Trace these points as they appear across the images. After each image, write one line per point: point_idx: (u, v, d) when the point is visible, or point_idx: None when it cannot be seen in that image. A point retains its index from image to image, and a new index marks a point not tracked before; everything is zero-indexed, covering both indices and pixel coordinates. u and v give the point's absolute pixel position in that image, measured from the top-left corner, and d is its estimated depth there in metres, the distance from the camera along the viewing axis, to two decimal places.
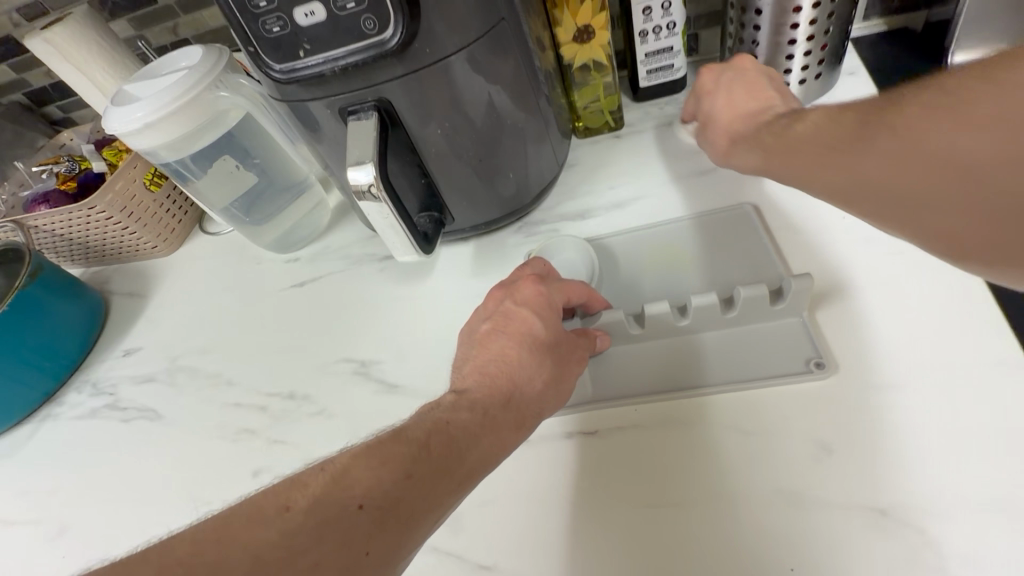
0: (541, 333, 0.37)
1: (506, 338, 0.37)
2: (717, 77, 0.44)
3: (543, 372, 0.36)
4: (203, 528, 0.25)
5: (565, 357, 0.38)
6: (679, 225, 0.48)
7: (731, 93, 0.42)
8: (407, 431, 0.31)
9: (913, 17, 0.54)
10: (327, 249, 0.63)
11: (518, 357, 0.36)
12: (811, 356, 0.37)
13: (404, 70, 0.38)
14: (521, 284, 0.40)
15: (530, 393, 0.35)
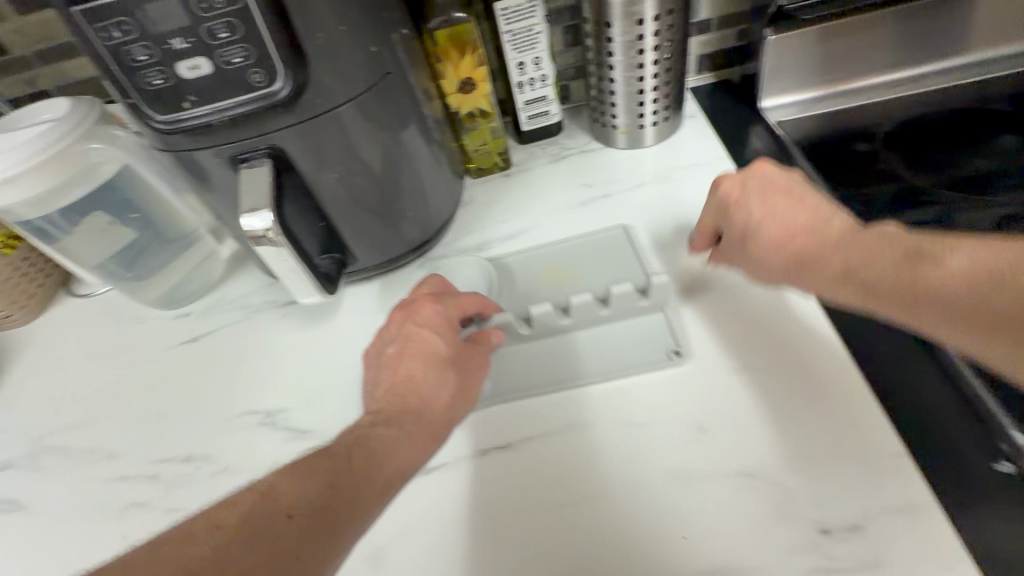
0: (439, 350, 0.38)
1: (409, 357, 0.38)
2: (743, 183, 0.42)
3: (449, 385, 0.37)
4: (131, 554, 0.26)
5: (467, 367, 0.39)
6: (569, 245, 0.53)
7: (767, 204, 0.40)
8: (329, 448, 0.32)
9: (732, 72, 0.66)
10: (223, 300, 0.60)
11: (420, 375, 0.37)
12: (675, 346, 0.43)
13: (296, 118, 0.40)
14: (416, 304, 0.41)
15: (434, 406, 0.36)
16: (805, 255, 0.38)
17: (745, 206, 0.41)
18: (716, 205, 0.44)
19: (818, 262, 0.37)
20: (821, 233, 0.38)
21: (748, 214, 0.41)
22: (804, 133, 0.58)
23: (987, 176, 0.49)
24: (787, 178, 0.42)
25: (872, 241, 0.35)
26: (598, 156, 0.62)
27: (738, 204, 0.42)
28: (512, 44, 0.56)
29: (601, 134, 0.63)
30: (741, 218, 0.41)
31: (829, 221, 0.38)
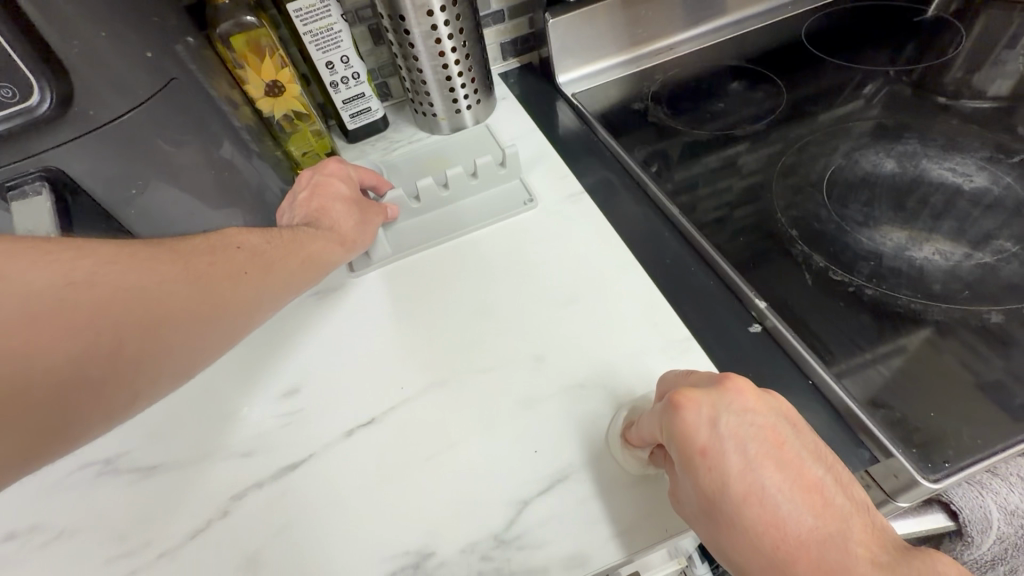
0: (347, 195, 0.49)
1: (327, 199, 0.49)
2: (720, 427, 0.30)
3: (352, 218, 0.48)
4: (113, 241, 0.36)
5: (370, 212, 0.50)
6: (439, 145, 0.64)
7: (753, 468, 0.30)
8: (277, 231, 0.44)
9: (533, 57, 0.73)
10: None
11: (336, 207, 0.48)
12: (526, 198, 0.54)
13: (70, 134, 0.37)
14: (333, 165, 0.52)
15: (343, 232, 0.47)
16: (772, 553, 0.28)
17: (697, 418, 0.31)
18: (663, 410, 0.32)
19: (773, 550, 0.28)
20: (798, 529, 0.29)
21: (718, 457, 0.30)
22: (596, 99, 0.67)
23: (736, 111, 0.60)
24: (783, 436, 0.30)
25: (839, 535, 0.28)
26: (426, 144, 0.66)
27: (705, 453, 0.30)
28: (315, 44, 0.57)
29: (426, 123, 0.66)
30: (696, 426, 0.31)
31: (803, 458, 0.30)
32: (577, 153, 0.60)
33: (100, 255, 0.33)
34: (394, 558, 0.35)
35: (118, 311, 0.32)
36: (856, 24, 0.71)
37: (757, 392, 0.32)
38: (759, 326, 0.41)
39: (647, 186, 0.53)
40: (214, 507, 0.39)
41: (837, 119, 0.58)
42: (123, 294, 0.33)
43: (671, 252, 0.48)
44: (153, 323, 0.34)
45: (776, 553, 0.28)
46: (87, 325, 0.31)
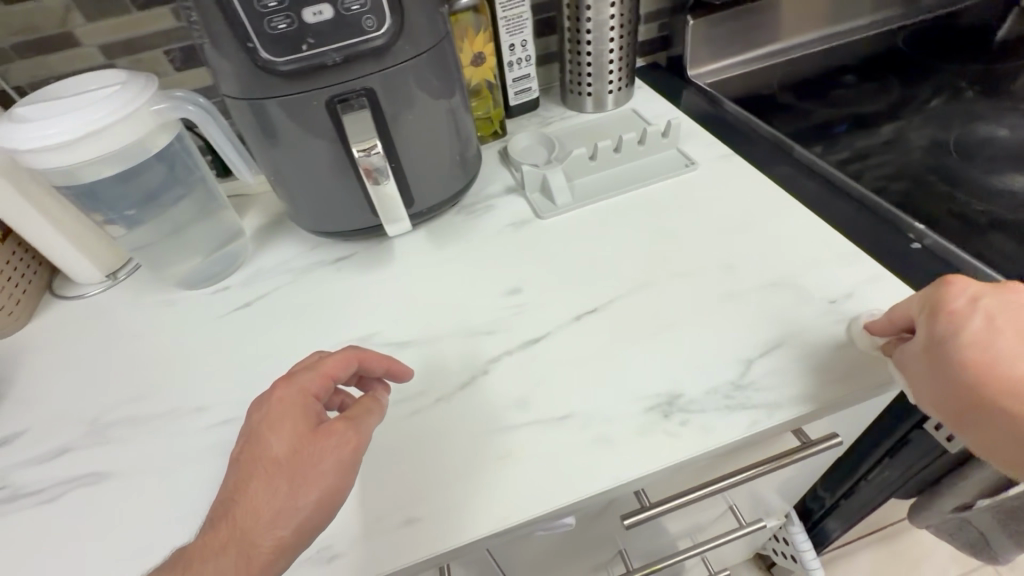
0: (276, 452, 0.36)
1: (257, 442, 0.37)
2: (982, 301, 0.36)
3: (282, 493, 0.35)
4: (241, 449, 0.38)
5: (303, 466, 0.36)
6: (593, 124, 0.75)
7: (993, 328, 0.35)
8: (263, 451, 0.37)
9: (659, 57, 0.85)
10: (263, 270, 0.62)
11: (256, 482, 0.35)
12: (688, 160, 0.64)
13: (389, 63, 0.48)
14: (280, 392, 0.39)
15: (261, 521, 0.34)
16: (981, 391, 0.35)
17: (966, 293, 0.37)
18: (931, 288, 0.39)
19: (991, 383, 0.34)
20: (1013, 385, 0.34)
21: (963, 319, 0.36)
22: (723, 90, 0.78)
23: (851, 99, 0.71)
24: (990, 353, 0.35)
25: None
26: (578, 119, 0.77)
27: (940, 314, 0.37)
28: (506, 28, 0.69)
29: (576, 103, 0.78)
30: (954, 297, 0.37)
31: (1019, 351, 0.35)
32: (720, 127, 0.70)
33: (231, 481, 0.36)
34: (649, 397, 0.43)
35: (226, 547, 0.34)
36: (942, 38, 0.82)
37: (1011, 296, 0.38)
38: (919, 243, 0.51)
39: (795, 149, 0.63)
40: (474, 368, 0.47)
41: (941, 107, 0.69)
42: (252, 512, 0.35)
43: (822, 197, 0.58)
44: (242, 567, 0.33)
45: (988, 390, 0.34)
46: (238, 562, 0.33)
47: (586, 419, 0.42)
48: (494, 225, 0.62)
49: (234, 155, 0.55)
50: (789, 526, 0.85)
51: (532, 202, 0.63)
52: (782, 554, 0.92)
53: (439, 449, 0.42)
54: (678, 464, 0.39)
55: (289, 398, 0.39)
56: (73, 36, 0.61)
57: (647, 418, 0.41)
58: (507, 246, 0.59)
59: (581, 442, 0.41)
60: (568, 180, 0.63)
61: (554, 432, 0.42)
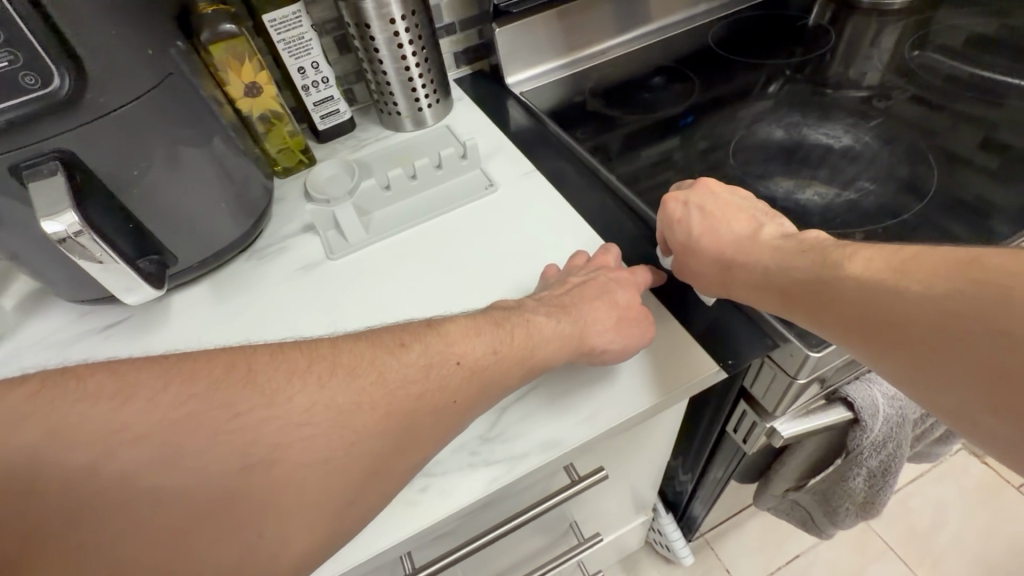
0: (468, 365, 0.38)
1: (353, 362, 0.35)
2: (685, 203, 0.50)
3: (432, 391, 0.36)
4: (427, 346, 0.38)
5: (417, 411, 0.36)
6: (406, 145, 0.71)
7: (706, 219, 0.48)
8: (459, 359, 0.38)
9: (484, 64, 0.82)
10: (20, 348, 0.55)
11: (394, 401, 0.35)
12: (488, 181, 0.62)
13: (82, 120, 0.42)
14: (350, 347, 0.36)
15: (395, 436, 0.35)
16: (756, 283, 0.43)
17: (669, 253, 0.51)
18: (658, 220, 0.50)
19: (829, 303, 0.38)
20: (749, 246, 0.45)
21: (684, 222, 0.48)
22: (542, 98, 0.77)
23: (659, 104, 0.72)
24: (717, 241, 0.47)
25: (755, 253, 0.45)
26: (394, 140, 0.73)
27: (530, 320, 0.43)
28: (288, 51, 0.64)
29: (390, 122, 0.74)
30: (675, 210, 0.49)
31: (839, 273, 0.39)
32: (531, 142, 0.69)
33: (385, 380, 0.35)
34: None
35: (350, 460, 0.33)
36: (752, 30, 0.84)
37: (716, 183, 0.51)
38: None
39: (594, 163, 0.62)
40: None
41: (741, 106, 0.70)
42: (398, 417, 0.35)
43: (613, 214, 0.58)
44: (357, 480, 0.33)
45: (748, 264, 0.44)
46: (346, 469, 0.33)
47: None
48: (283, 271, 0.58)
49: None
50: (657, 518, 0.87)
51: (324, 241, 0.59)
52: (661, 543, 0.95)
53: None
54: (419, 534, 0.38)
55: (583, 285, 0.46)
56: None
57: None
58: (290, 295, 0.55)
59: None
60: (362, 215, 0.60)
61: None
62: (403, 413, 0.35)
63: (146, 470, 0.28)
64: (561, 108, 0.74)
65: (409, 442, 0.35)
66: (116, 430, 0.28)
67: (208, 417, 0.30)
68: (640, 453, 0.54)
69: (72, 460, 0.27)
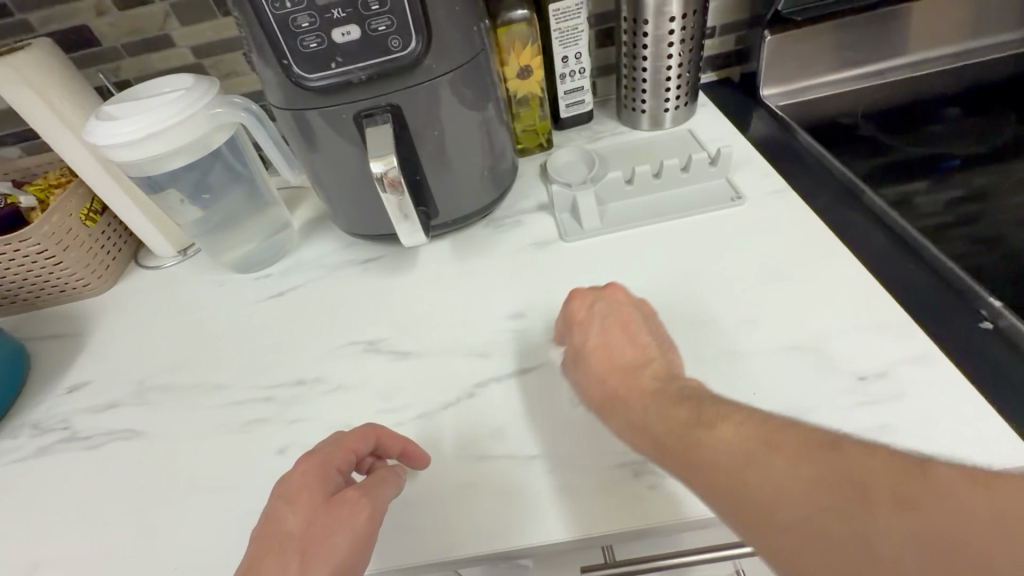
0: (291, 524, 0.36)
1: (300, 480, 0.38)
2: (589, 305, 0.46)
3: (293, 559, 0.35)
4: (275, 498, 0.37)
5: (320, 538, 0.35)
6: (643, 143, 0.71)
7: (603, 334, 0.43)
8: (288, 523, 0.36)
9: (732, 72, 0.79)
10: (300, 262, 0.67)
11: (286, 547, 0.35)
12: (734, 193, 0.59)
13: (414, 81, 0.49)
14: (318, 448, 0.40)
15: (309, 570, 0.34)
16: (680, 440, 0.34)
17: (359, 442, 0.40)
18: (566, 321, 0.47)
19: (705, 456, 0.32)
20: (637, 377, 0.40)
21: (584, 325, 0.45)
22: (796, 115, 0.71)
23: (946, 139, 0.62)
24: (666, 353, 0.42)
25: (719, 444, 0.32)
26: (630, 136, 0.73)
27: (283, 496, 0.37)
28: (559, 40, 0.67)
29: (629, 119, 0.74)
30: (579, 309, 0.46)
31: (855, 456, 0.28)
32: (783, 158, 0.64)
33: (259, 529, 0.36)
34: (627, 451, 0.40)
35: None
36: None
37: (621, 296, 0.46)
38: (990, 324, 0.44)
39: (865, 195, 0.56)
40: (459, 391, 0.47)
41: None
42: (310, 546, 0.35)
43: (888, 253, 0.51)
44: None
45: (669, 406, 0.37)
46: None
47: (554, 461, 0.41)
48: (516, 243, 0.61)
49: (279, 158, 0.60)
50: None
51: (558, 222, 0.61)
52: None
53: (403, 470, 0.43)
54: (641, 530, 0.37)
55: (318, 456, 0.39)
56: (168, 37, 0.69)
57: (617, 475, 0.40)
58: (522, 265, 0.58)
59: (543, 487, 0.40)
60: (599, 205, 0.61)
61: (521, 470, 0.41)
62: (298, 559, 0.35)
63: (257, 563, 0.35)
64: (820, 129, 0.67)
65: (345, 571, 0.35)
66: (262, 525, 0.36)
67: (282, 515, 0.37)
68: (859, 524, 0.48)
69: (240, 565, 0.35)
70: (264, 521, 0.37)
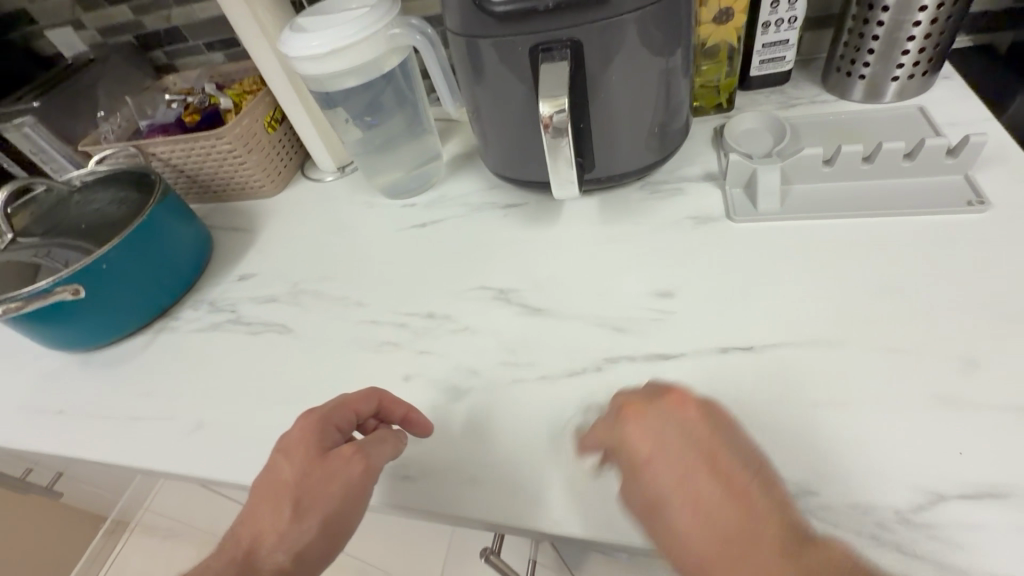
0: (287, 477, 0.38)
1: (297, 437, 0.39)
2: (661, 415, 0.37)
3: (283, 514, 0.37)
4: (276, 450, 0.40)
5: (312, 492, 0.37)
6: (851, 117, 0.58)
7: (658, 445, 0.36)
8: (279, 476, 0.38)
9: (999, 38, 0.61)
10: (444, 197, 0.67)
11: (275, 500, 0.38)
12: (972, 197, 0.46)
13: (604, 15, 0.44)
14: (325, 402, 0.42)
15: (288, 530, 0.37)
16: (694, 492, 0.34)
17: (361, 403, 0.41)
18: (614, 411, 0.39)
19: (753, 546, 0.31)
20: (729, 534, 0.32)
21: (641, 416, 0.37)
22: None
23: None
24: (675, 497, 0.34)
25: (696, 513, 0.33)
26: (834, 107, 0.61)
27: (284, 448, 0.39)
28: None
29: (838, 85, 0.61)
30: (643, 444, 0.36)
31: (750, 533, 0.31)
32: None
33: (262, 479, 0.39)
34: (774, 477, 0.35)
35: (303, 534, 0.37)
36: None
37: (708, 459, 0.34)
38: None
39: None
40: (588, 362, 0.45)
41: None
42: (298, 501, 0.37)
43: None
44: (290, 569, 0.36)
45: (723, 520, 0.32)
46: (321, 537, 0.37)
47: None
48: (673, 214, 0.55)
49: (444, 88, 0.59)
50: None
51: (728, 198, 0.54)
52: None
53: (522, 431, 0.42)
54: None
55: (328, 406, 0.41)
56: None
57: None
58: (677, 240, 0.53)
59: None
60: (783, 184, 0.52)
61: None
62: (285, 519, 0.37)
63: (252, 513, 0.38)
64: None
65: (334, 528, 0.37)
66: (263, 479, 0.39)
67: (276, 467, 0.39)
68: None
69: (247, 514, 0.39)
70: (267, 470, 0.39)
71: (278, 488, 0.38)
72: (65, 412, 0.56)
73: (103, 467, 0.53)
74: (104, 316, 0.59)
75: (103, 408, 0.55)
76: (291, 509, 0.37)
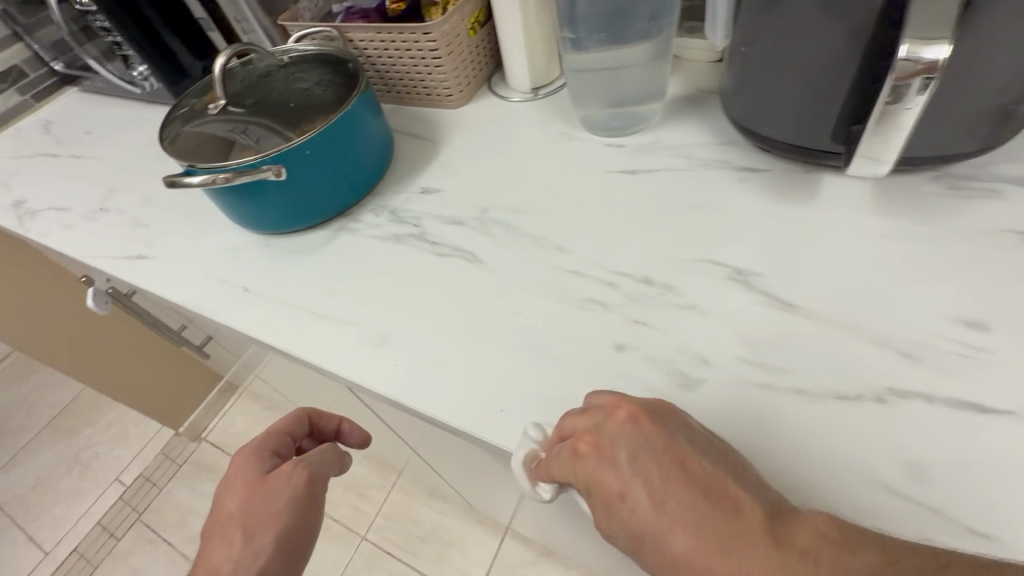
0: (229, 507, 0.45)
1: (232, 470, 0.47)
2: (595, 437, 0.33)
3: (236, 547, 0.43)
4: (216, 487, 0.47)
5: (260, 514, 0.43)
6: None
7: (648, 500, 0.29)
8: (233, 509, 0.45)
9: None
10: (662, 143, 0.58)
11: (226, 533, 0.44)
12: None
13: None
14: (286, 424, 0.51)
15: (220, 554, 0.43)
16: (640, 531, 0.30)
17: (293, 425, 0.51)
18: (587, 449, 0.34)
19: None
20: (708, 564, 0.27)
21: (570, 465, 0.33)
22: None
23: None
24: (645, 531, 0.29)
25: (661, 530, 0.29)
26: None
27: (226, 485, 0.47)
28: None
29: None
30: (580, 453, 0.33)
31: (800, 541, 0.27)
32: None
33: (225, 511, 0.45)
34: None
35: (265, 549, 0.42)
36: None
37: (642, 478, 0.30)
38: None
39: None
40: (864, 388, 0.36)
41: None
42: (225, 513, 0.44)
43: None
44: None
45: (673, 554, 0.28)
46: (264, 548, 0.42)
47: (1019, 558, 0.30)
48: (986, 224, 0.43)
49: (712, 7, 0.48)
50: None
51: None
52: None
53: (769, 450, 0.35)
54: None
55: (233, 459, 0.48)
56: None
57: None
58: (991, 259, 0.41)
59: None
60: None
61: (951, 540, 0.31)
62: (241, 543, 0.43)
63: (217, 548, 0.44)
64: None
65: (292, 542, 0.43)
66: (223, 506, 0.46)
67: (234, 497, 0.45)
68: None
69: (214, 549, 0.44)
70: (213, 506, 0.46)
71: (240, 521, 0.44)
72: (249, 291, 0.56)
73: (280, 356, 0.53)
74: (296, 207, 0.57)
75: (287, 298, 0.54)
76: (246, 544, 0.42)
